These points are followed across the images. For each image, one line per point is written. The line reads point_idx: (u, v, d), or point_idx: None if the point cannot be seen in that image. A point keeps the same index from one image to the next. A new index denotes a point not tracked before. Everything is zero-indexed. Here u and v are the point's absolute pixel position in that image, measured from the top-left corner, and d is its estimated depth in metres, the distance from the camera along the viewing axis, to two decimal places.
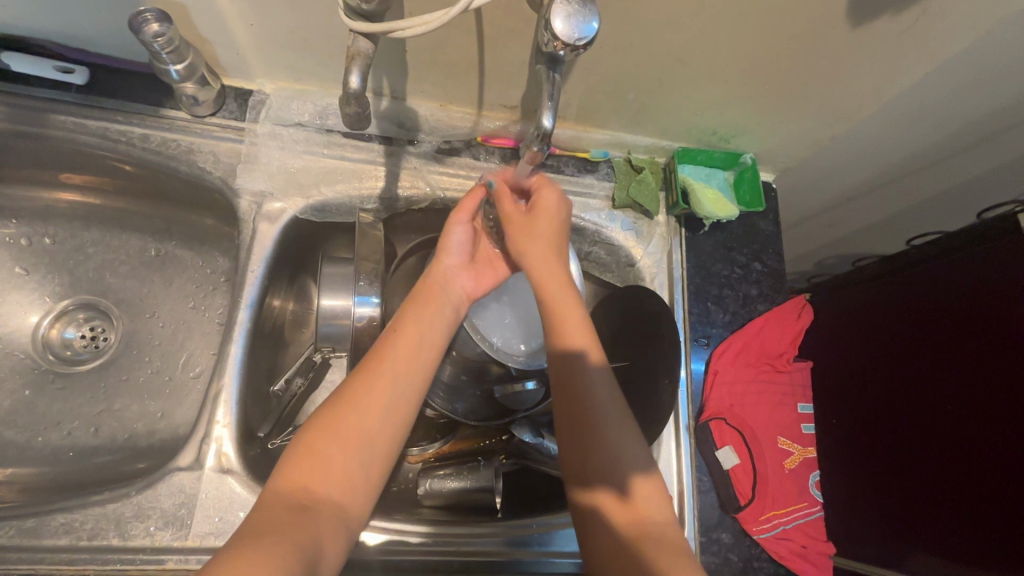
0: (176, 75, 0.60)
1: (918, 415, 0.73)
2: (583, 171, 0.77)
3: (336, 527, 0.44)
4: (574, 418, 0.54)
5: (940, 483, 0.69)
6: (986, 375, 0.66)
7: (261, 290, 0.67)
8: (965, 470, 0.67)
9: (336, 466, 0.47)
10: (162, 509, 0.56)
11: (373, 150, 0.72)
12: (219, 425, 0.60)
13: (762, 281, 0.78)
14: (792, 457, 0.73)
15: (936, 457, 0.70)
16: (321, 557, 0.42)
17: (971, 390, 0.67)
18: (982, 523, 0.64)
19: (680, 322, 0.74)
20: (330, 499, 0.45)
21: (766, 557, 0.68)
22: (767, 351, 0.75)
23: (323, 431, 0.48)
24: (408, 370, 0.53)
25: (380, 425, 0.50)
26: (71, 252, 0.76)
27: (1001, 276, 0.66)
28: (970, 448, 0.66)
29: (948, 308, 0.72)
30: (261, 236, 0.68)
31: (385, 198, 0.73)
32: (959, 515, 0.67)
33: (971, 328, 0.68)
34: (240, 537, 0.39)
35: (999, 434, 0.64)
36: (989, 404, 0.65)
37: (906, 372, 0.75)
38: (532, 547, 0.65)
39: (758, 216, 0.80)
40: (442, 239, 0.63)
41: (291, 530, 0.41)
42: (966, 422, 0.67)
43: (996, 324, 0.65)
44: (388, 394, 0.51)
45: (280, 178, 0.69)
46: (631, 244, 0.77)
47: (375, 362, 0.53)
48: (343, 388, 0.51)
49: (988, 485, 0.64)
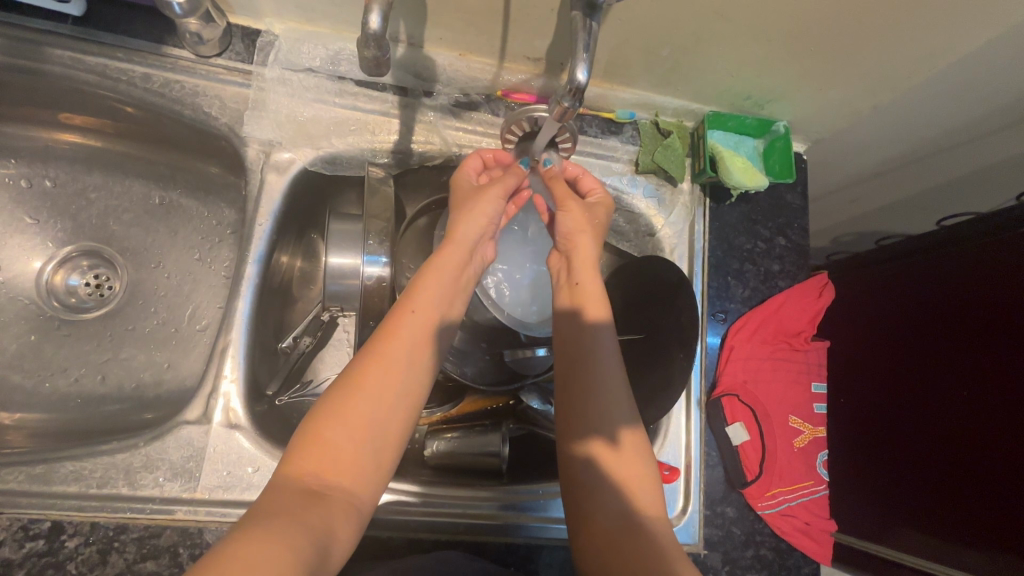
0: (179, 9, 0.55)
1: (916, 400, 0.73)
2: (607, 133, 0.73)
3: (347, 514, 0.42)
4: (579, 387, 0.54)
5: (938, 474, 0.69)
6: (989, 361, 0.66)
7: (269, 245, 0.64)
8: (968, 461, 0.66)
9: (347, 455, 0.44)
10: (170, 461, 0.56)
11: (386, 101, 0.68)
12: (226, 380, 0.59)
13: (785, 256, 0.75)
14: (803, 435, 0.71)
15: (933, 447, 0.70)
16: (333, 544, 0.40)
17: (972, 380, 0.67)
18: (982, 504, 0.65)
19: (699, 296, 0.72)
20: (342, 487, 0.43)
21: (768, 532, 0.68)
22: (784, 329, 0.73)
23: (329, 419, 0.45)
24: (421, 350, 0.51)
25: (390, 411, 0.47)
26: (72, 196, 0.73)
27: (1004, 259, 0.66)
28: (970, 434, 0.67)
29: (951, 296, 0.71)
30: (268, 187, 0.65)
31: (398, 153, 0.69)
32: (952, 505, 0.67)
33: (975, 320, 0.68)
34: (250, 521, 0.37)
35: (999, 415, 0.64)
36: (986, 395, 0.66)
37: (909, 357, 0.75)
38: (536, 512, 0.66)
39: (785, 188, 0.77)
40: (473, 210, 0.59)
41: (304, 518, 0.39)
42: (966, 404, 0.67)
43: (1000, 314, 0.65)
44: (397, 381, 0.48)
45: (288, 127, 0.65)
46: (653, 213, 0.74)
47: (381, 338, 0.50)
48: (348, 370, 0.48)
49: (985, 477, 0.65)
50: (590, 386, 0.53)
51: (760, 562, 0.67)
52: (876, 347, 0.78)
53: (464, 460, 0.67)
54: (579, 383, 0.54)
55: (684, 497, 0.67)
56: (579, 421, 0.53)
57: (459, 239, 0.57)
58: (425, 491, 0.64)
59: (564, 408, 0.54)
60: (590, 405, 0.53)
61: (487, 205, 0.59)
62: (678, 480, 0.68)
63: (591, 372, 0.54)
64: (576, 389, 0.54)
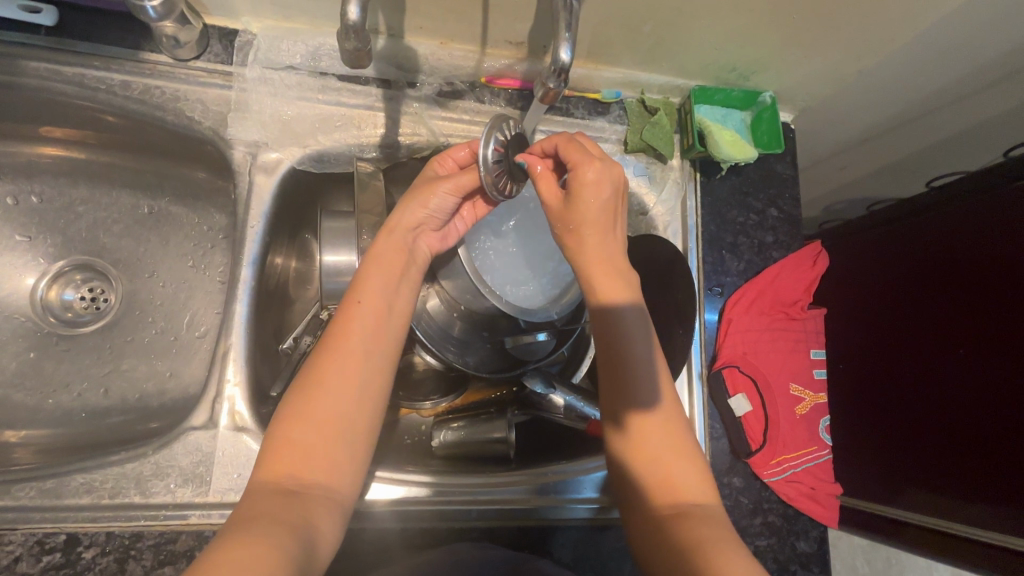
0: (154, 12, 0.54)
1: (921, 358, 0.73)
2: (594, 114, 0.73)
3: (327, 509, 0.44)
4: (614, 373, 0.52)
5: (943, 430, 0.70)
6: (993, 316, 0.66)
7: (263, 247, 0.64)
8: (972, 416, 0.67)
9: (317, 453, 0.45)
10: (180, 466, 0.56)
11: (370, 95, 0.67)
12: (230, 384, 0.59)
13: (777, 227, 0.76)
14: (804, 402, 0.71)
15: (938, 403, 0.71)
16: (317, 539, 0.41)
17: (978, 336, 0.67)
18: (986, 457, 0.66)
19: (694, 271, 0.73)
20: (318, 484, 0.44)
21: (776, 499, 0.68)
22: (781, 299, 0.73)
23: (296, 422, 0.45)
24: (375, 341, 0.50)
25: (355, 406, 0.47)
26: (60, 210, 0.73)
27: (1001, 212, 0.66)
28: (975, 389, 0.67)
29: (954, 252, 0.71)
30: (257, 189, 0.64)
31: (385, 146, 0.69)
32: (956, 460, 0.68)
33: (978, 275, 0.68)
34: (231, 527, 0.39)
35: (1001, 369, 0.64)
36: (990, 350, 0.66)
37: (913, 316, 0.75)
38: (548, 495, 0.66)
39: (775, 159, 0.77)
40: (422, 200, 0.55)
41: (284, 518, 0.40)
42: (971, 360, 0.68)
43: (1002, 266, 0.65)
44: (359, 377, 0.48)
45: (273, 127, 0.65)
46: (644, 191, 0.74)
47: (333, 338, 0.49)
48: (306, 371, 0.48)
49: (989, 431, 0.66)
50: (629, 372, 0.52)
51: (770, 529, 0.67)
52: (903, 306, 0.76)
53: (471, 448, 0.68)
54: (619, 372, 0.52)
55: None
56: (620, 403, 0.52)
57: (394, 226, 0.54)
58: (436, 481, 0.64)
59: (608, 392, 0.53)
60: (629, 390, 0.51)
61: (435, 198, 0.55)
62: None
63: (632, 360, 0.52)
64: (609, 372, 0.52)
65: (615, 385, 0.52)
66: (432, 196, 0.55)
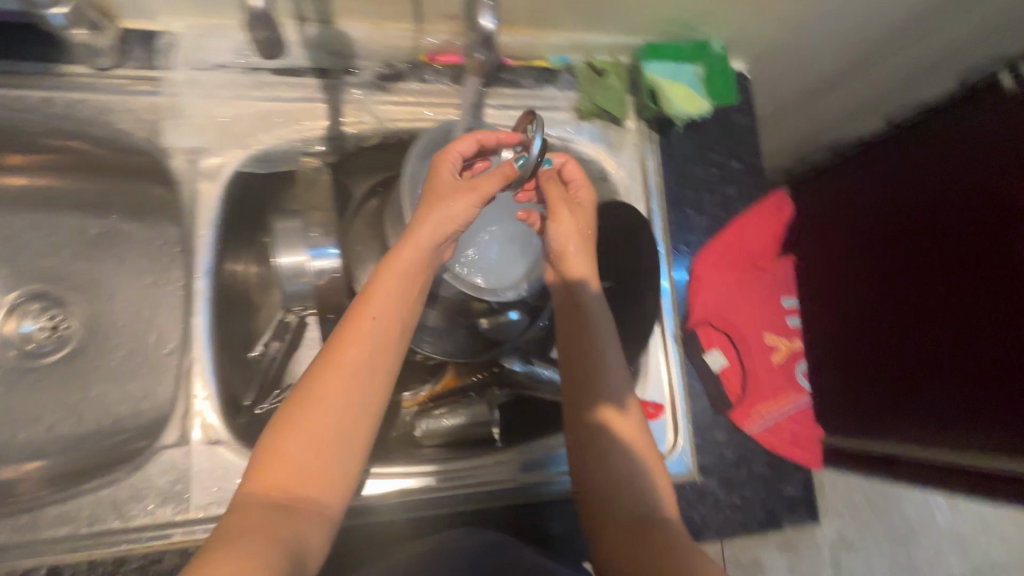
0: (61, 21, 0.52)
1: (906, 293, 0.68)
2: (543, 82, 0.71)
3: (317, 522, 0.44)
4: (585, 368, 0.59)
5: (933, 367, 0.65)
6: (983, 238, 0.60)
7: (216, 256, 0.62)
8: (962, 349, 0.62)
9: (308, 467, 0.44)
10: (157, 486, 0.55)
11: (308, 85, 0.65)
12: (199, 398, 0.58)
13: (740, 178, 0.75)
14: (780, 351, 0.73)
15: (926, 340, 0.65)
16: (306, 551, 0.42)
17: (968, 261, 0.61)
18: (982, 393, 0.60)
19: (658, 233, 0.72)
20: (308, 496, 0.44)
21: (760, 450, 0.68)
22: (749, 252, 0.74)
23: (288, 434, 0.45)
24: (377, 358, 0.49)
25: (350, 421, 0.47)
26: (6, 241, 0.70)
27: (979, 131, 0.62)
28: (968, 321, 0.61)
29: (934, 174, 0.65)
30: (202, 196, 0.62)
31: (332, 138, 0.66)
32: (951, 397, 0.63)
33: (964, 196, 0.62)
34: (218, 542, 0.39)
35: (995, 293, 0.59)
36: (983, 276, 0.60)
37: (893, 249, 0.69)
38: (535, 471, 0.66)
39: (732, 110, 0.76)
40: (447, 211, 0.52)
41: (274, 531, 0.40)
42: (964, 289, 0.62)
43: (991, 182, 0.59)
44: (357, 393, 0.47)
45: (210, 130, 0.62)
46: (603, 157, 0.73)
47: (330, 351, 0.48)
48: (303, 385, 0.47)
49: (984, 363, 0.60)
50: (592, 362, 0.59)
51: (757, 479, 0.67)
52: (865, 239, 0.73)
53: (456, 433, 0.68)
54: (586, 366, 0.59)
55: (673, 432, 0.67)
56: (590, 396, 0.58)
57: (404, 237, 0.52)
58: (422, 471, 0.64)
59: (573, 379, 0.59)
60: (599, 383, 0.57)
61: (458, 208, 0.53)
62: (664, 416, 0.67)
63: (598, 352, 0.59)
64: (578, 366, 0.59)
65: (586, 379, 0.58)
66: (456, 208, 0.53)
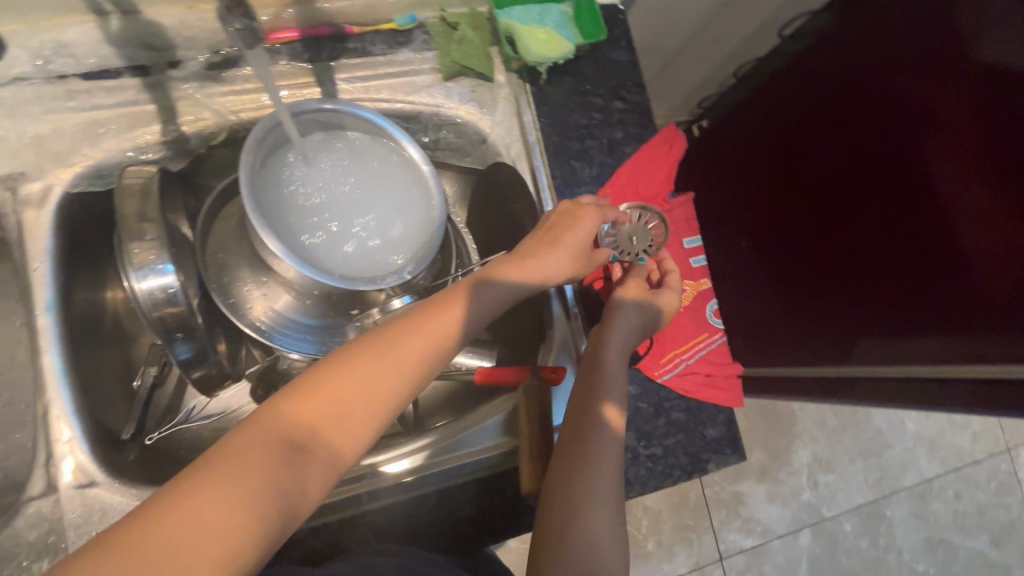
0: None
1: (847, 209, 0.67)
2: (395, 46, 0.66)
3: (322, 478, 0.39)
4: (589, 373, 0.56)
5: (884, 277, 0.63)
6: (902, 130, 0.60)
7: (61, 287, 0.57)
8: (909, 246, 0.60)
9: (345, 421, 0.40)
10: (26, 541, 0.52)
11: (129, 87, 0.59)
12: (63, 442, 0.55)
13: (625, 120, 0.71)
14: (686, 293, 0.73)
15: (877, 251, 0.64)
16: (296, 507, 0.37)
17: (892, 156, 0.61)
18: (936, 285, 0.58)
19: (543, 193, 0.68)
20: (326, 447, 0.40)
21: (675, 397, 0.67)
22: (643, 195, 0.71)
23: (334, 378, 0.41)
24: (417, 361, 0.44)
25: (379, 403, 0.42)
26: None
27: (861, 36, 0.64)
28: (908, 215, 0.60)
29: (837, 87, 0.67)
30: (30, 225, 0.56)
31: (170, 141, 0.61)
32: (907, 302, 0.61)
33: (868, 99, 0.63)
34: (210, 469, 0.35)
35: (926, 177, 0.58)
36: (912, 167, 0.59)
37: (825, 170, 0.70)
38: (444, 457, 0.61)
39: (607, 47, 0.71)
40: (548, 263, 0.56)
41: (276, 477, 0.37)
42: (898, 182, 0.61)
43: (892, 78, 0.60)
44: (392, 380, 0.43)
45: (25, 151, 0.57)
46: (476, 117, 0.68)
47: (400, 330, 0.45)
48: (373, 341, 0.44)
49: (938, 255, 0.58)
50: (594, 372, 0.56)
51: (675, 426, 0.66)
52: (802, 176, 0.74)
53: None
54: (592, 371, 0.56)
55: None
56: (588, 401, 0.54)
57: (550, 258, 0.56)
58: None
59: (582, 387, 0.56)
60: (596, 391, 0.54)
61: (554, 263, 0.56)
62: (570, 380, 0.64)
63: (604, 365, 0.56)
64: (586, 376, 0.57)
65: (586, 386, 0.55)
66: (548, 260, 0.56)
